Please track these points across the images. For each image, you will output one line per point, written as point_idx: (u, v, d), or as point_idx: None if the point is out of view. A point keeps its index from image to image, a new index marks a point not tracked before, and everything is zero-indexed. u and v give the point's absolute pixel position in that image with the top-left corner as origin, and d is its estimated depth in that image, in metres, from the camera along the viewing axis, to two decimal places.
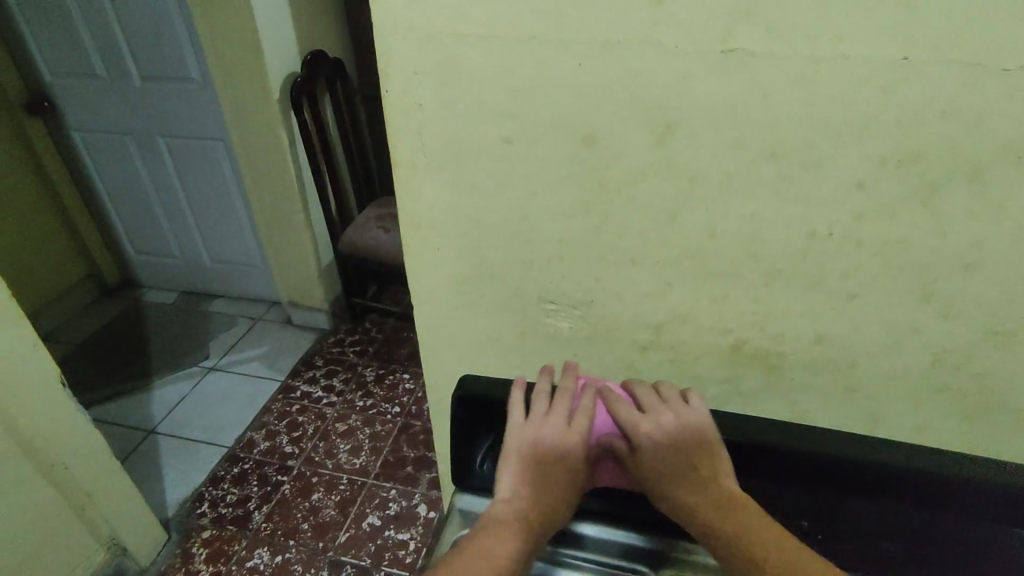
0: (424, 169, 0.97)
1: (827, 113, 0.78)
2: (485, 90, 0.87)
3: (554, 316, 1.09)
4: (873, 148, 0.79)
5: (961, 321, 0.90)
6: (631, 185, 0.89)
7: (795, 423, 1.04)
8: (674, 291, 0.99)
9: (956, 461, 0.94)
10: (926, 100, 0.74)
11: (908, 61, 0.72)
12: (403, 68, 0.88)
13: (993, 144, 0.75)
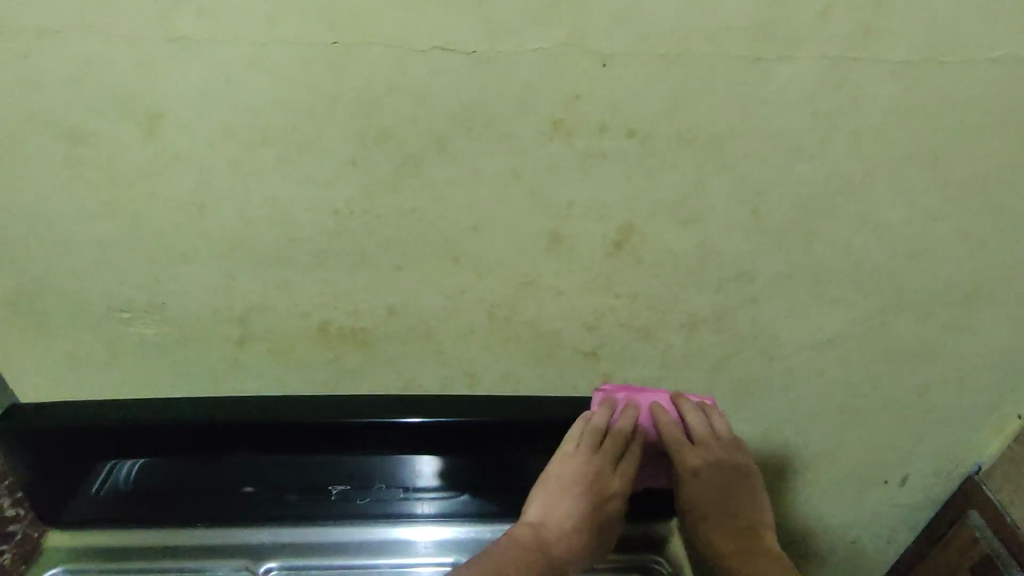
0: (58, 124, 0.44)
1: (707, 192, 0.50)
2: (222, 114, 0.44)
3: (229, 343, 0.57)
4: (743, 269, 0.55)
5: (769, 425, 0.68)
6: (426, 256, 0.52)
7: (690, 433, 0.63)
8: (497, 357, 0.60)
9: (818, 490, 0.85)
10: (732, 228, 0.52)
11: (735, 165, 0.48)
12: (46, 60, 0.42)
13: (830, 265, 0.55)
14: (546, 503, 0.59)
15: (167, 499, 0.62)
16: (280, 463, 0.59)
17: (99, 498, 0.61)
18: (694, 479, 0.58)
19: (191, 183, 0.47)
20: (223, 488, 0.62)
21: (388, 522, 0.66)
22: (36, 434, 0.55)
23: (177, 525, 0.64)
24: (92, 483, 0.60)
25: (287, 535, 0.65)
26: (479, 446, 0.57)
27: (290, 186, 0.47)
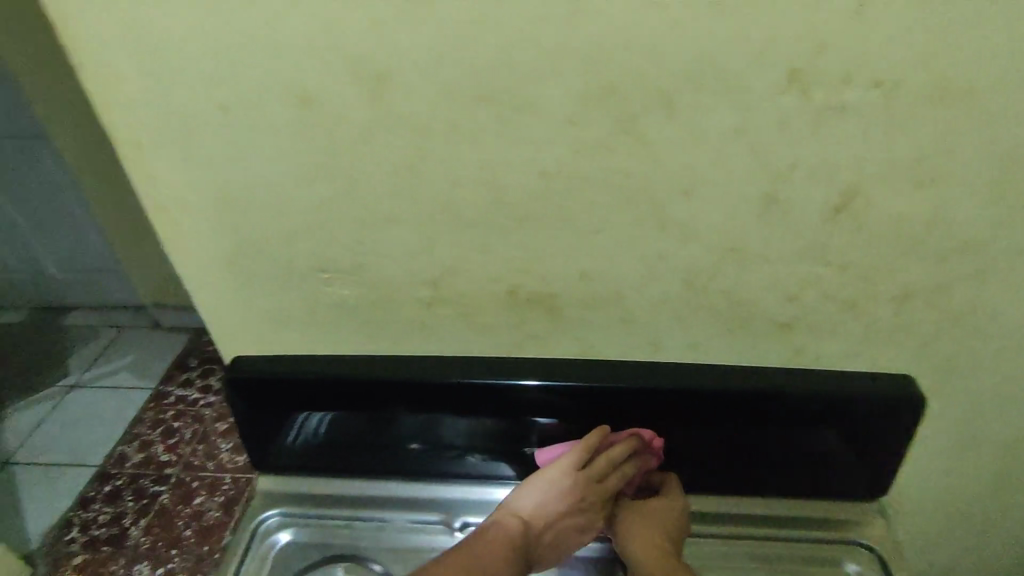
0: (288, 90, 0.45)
1: (950, 150, 0.45)
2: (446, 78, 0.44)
3: (420, 307, 0.58)
4: (977, 237, 0.50)
5: (970, 409, 0.63)
6: (630, 220, 0.50)
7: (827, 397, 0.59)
8: (684, 325, 0.58)
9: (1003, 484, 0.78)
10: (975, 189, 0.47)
11: (990, 119, 0.44)
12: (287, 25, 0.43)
13: None
14: (507, 516, 0.61)
15: (355, 453, 0.66)
16: (461, 422, 0.61)
17: (298, 449, 0.66)
18: (665, 515, 0.63)
19: (406, 148, 0.47)
20: (405, 443, 0.64)
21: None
22: (252, 383, 0.60)
23: (366, 478, 0.68)
24: (289, 433, 0.64)
25: (471, 493, 0.67)
26: (618, 404, 0.59)
27: (506, 149, 0.47)
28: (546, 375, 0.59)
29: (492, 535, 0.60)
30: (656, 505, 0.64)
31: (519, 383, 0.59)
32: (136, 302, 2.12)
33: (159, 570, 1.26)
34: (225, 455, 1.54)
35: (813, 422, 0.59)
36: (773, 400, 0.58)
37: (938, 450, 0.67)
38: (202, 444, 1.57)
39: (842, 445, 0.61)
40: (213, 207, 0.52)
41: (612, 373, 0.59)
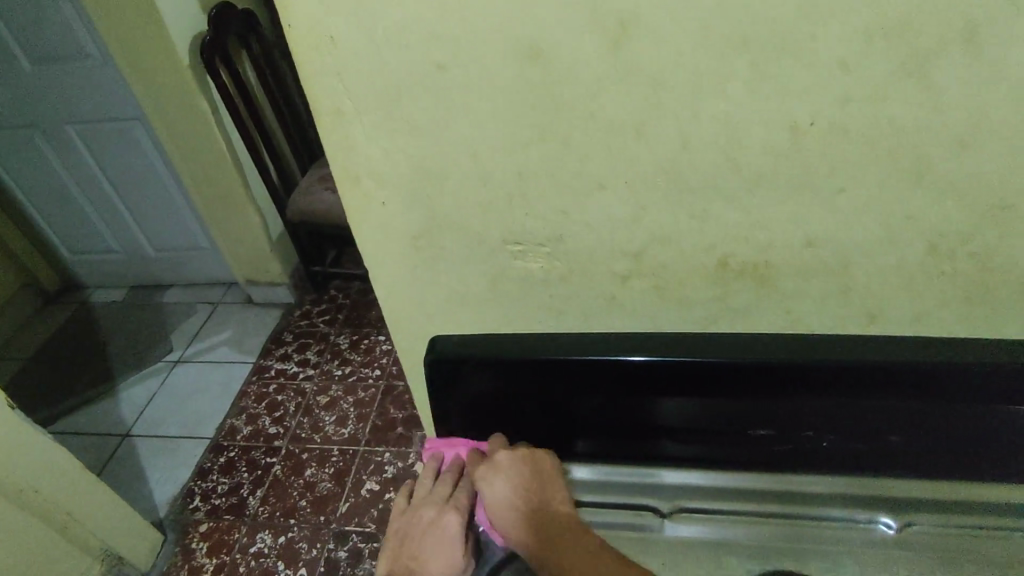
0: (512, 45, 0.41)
1: None
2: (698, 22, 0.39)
3: (614, 280, 0.54)
4: None
5: None
6: (880, 177, 0.44)
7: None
8: (914, 295, 0.51)
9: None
10: None
11: None
12: None
13: None
14: (432, 535, 0.62)
15: (532, 433, 0.63)
16: (652, 403, 0.57)
17: (477, 429, 0.64)
18: (526, 487, 0.59)
19: (639, 105, 0.43)
20: (586, 426, 0.61)
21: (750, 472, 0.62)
22: (438, 364, 0.58)
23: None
24: (467, 415, 0.63)
25: (656, 478, 0.64)
26: (833, 387, 0.53)
27: (752, 100, 0.41)
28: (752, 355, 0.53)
29: None
30: (507, 481, 0.58)
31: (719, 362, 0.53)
32: (226, 280, 2.17)
33: (280, 539, 1.34)
34: (330, 427, 1.57)
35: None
36: (1003, 378, 0.51)
37: None
38: (307, 417, 1.62)
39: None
40: (409, 178, 0.50)
41: (827, 349, 0.53)
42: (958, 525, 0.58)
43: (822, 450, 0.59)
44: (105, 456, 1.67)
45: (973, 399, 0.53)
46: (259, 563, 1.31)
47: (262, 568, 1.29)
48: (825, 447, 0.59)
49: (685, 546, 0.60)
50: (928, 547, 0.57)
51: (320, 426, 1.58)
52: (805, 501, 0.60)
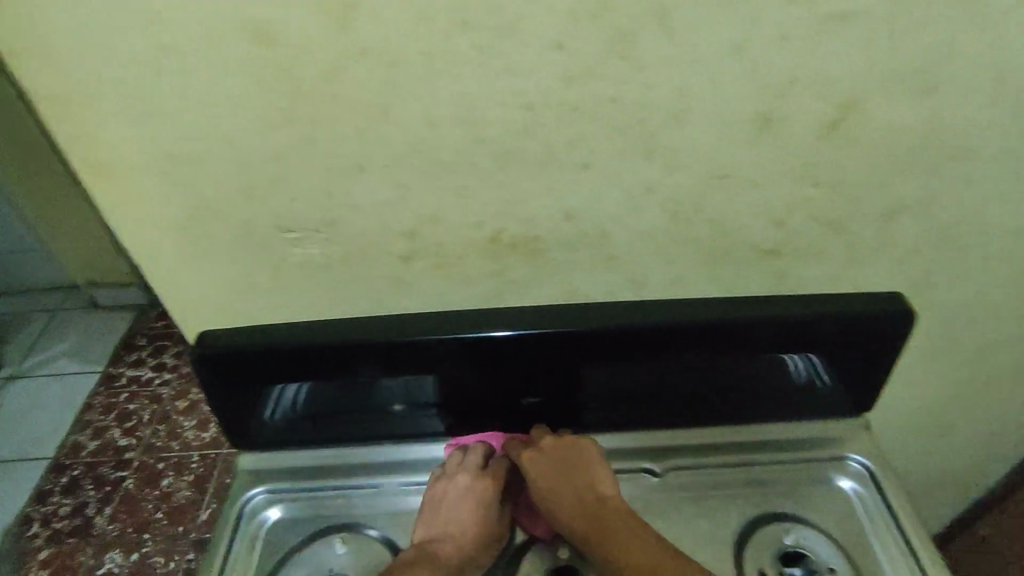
0: (237, 25, 0.40)
1: (948, 63, 0.43)
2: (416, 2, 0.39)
3: (398, 259, 0.55)
4: (967, 152, 0.48)
5: (940, 317, 0.65)
6: (615, 152, 0.47)
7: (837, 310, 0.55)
8: (669, 257, 0.56)
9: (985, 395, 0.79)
10: (965, 106, 0.45)
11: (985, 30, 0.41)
12: None
13: None
14: (455, 509, 0.56)
15: (336, 416, 0.59)
16: (447, 381, 0.56)
17: (277, 416, 0.59)
18: (565, 481, 0.56)
19: (378, 86, 0.43)
20: (389, 406, 0.59)
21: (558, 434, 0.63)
22: (207, 362, 0.53)
23: (352, 447, 0.61)
24: (263, 408, 0.58)
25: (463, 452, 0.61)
26: (630, 353, 0.54)
27: (485, 80, 0.43)
28: (555, 326, 0.53)
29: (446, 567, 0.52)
30: (542, 470, 0.57)
31: (524, 335, 0.53)
32: (69, 282, 1.97)
33: (133, 556, 1.21)
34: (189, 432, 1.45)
35: (810, 345, 0.56)
36: (778, 335, 0.55)
37: (911, 356, 0.71)
38: (161, 425, 1.47)
39: (836, 365, 0.58)
40: (158, 165, 0.47)
41: (603, 316, 0.54)
42: (731, 463, 0.63)
43: (620, 405, 0.61)
44: None
45: (736, 353, 0.56)
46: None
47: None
48: (620, 401, 0.60)
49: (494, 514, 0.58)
50: (706, 484, 0.61)
51: (176, 433, 1.44)
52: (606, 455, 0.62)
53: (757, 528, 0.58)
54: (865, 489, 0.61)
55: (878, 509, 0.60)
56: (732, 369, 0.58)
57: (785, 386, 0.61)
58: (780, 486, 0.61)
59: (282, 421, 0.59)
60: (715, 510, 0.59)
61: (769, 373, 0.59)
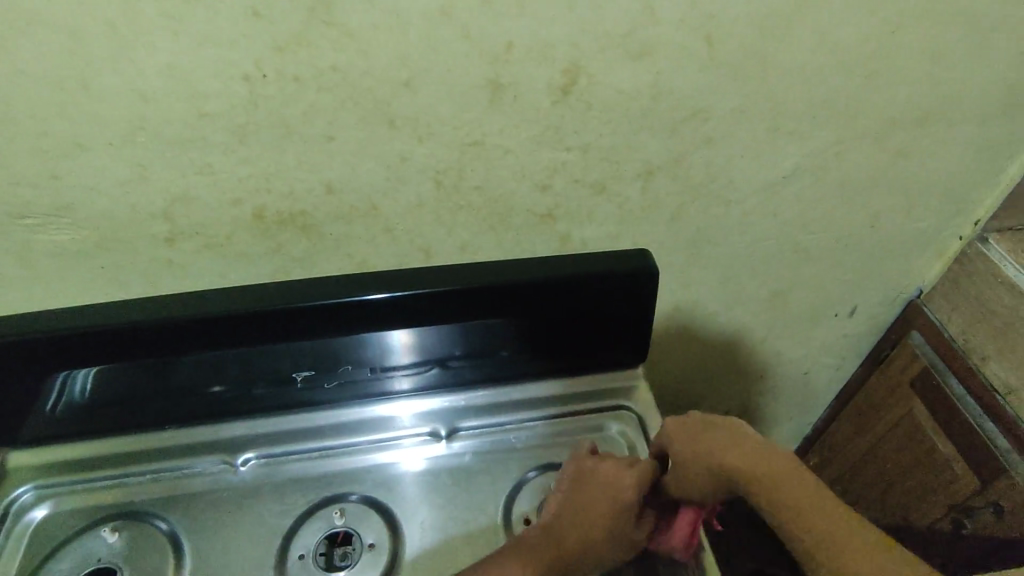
0: None
1: (651, 25, 0.46)
2: None
3: (161, 242, 0.53)
4: (696, 110, 0.52)
5: (727, 269, 0.69)
6: (356, 120, 0.48)
7: (647, 270, 0.52)
8: (448, 227, 0.57)
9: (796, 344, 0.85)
10: (679, 64, 0.49)
11: None
12: None
13: (782, 103, 0.54)
14: (601, 490, 0.50)
15: (135, 400, 0.54)
16: (251, 355, 0.51)
17: (64, 407, 0.52)
18: (708, 445, 0.50)
19: (73, 59, 0.41)
20: (204, 388, 0.54)
21: (389, 400, 0.59)
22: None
23: (158, 432, 0.56)
24: (45, 399, 0.51)
25: (282, 426, 0.58)
26: (438, 316, 0.50)
27: (195, 48, 0.42)
28: (362, 293, 0.48)
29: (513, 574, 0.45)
30: (689, 446, 0.51)
31: (327, 304, 0.48)
32: None
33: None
34: None
35: (585, 304, 0.53)
36: (594, 293, 0.52)
37: (713, 309, 0.75)
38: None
39: (616, 319, 0.55)
40: None
41: (371, 284, 0.49)
42: (514, 419, 0.59)
43: (424, 369, 0.57)
44: None
45: (512, 314, 0.52)
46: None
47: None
48: (435, 366, 0.57)
49: (298, 483, 0.55)
50: (528, 448, 0.57)
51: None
52: (418, 418, 0.59)
53: (519, 491, 0.54)
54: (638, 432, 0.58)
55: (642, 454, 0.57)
56: (553, 327, 0.55)
57: (616, 348, 0.58)
58: (557, 439, 0.58)
59: (70, 412, 0.53)
60: (491, 467, 0.56)
61: (598, 331, 0.56)
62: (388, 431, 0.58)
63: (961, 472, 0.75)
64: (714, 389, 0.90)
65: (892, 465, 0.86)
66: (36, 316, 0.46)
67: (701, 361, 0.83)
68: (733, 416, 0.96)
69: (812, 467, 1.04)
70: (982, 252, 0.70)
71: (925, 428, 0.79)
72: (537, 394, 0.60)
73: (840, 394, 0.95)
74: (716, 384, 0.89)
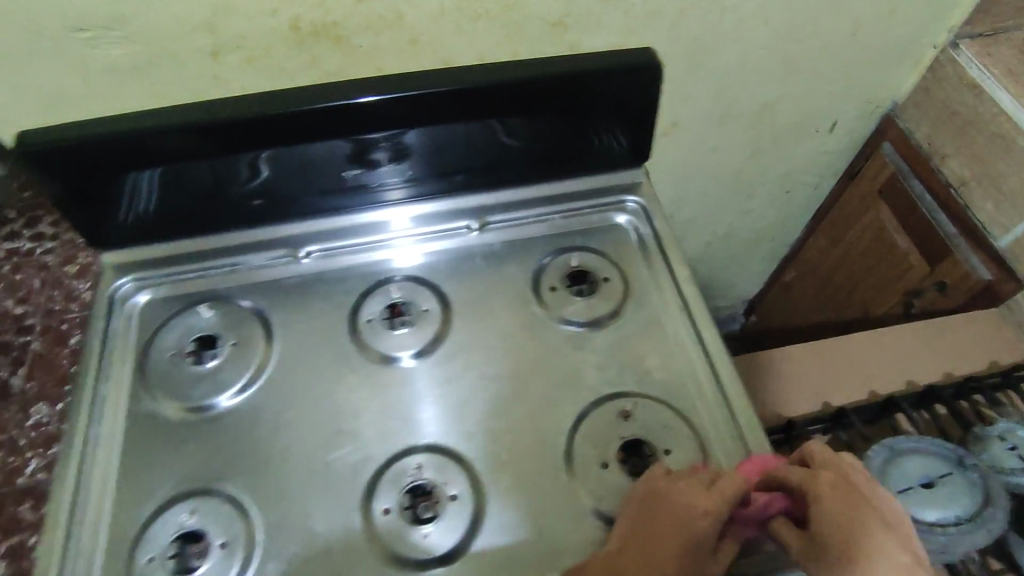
0: None
1: None
2: None
3: (210, 56, 0.58)
4: None
5: (721, 81, 0.75)
6: None
7: (633, 64, 0.58)
8: (469, 36, 0.62)
9: (781, 163, 0.93)
10: None
11: None
12: None
13: None
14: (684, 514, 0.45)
15: (188, 211, 0.62)
16: (289, 156, 0.58)
17: (132, 217, 0.61)
18: (867, 530, 0.42)
19: None
20: (244, 199, 0.62)
21: (381, 206, 0.66)
22: (28, 160, 0.53)
23: (210, 240, 0.64)
24: (117, 209, 0.59)
25: (319, 224, 0.65)
26: (460, 116, 0.58)
27: None
28: (389, 94, 0.55)
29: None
30: (839, 512, 0.43)
31: (357, 104, 0.54)
32: None
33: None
34: None
35: (592, 100, 0.60)
36: (585, 88, 0.58)
37: (707, 124, 0.82)
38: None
39: (617, 118, 0.63)
40: None
41: (400, 85, 0.55)
42: (534, 213, 0.67)
43: (456, 172, 0.65)
44: None
45: (528, 112, 0.59)
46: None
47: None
48: (458, 169, 0.64)
49: (354, 268, 0.64)
50: (541, 235, 0.66)
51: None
52: (447, 218, 0.66)
53: (541, 271, 0.63)
54: (637, 219, 0.67)
55: (643, 235, 0.66)
56: (553, 126, 0.62)
57: (607, 145, 0.66)
58: (572, 229, 0.67)
59: (139, 222, 0.62)
60: (521, 253, 0.65)
61: (591, 128, 0.63)
62: (399, 232, 0.65)
63: (915, 263, 0.89)
64: (706, 208, 0.98)
65: (861, 269, 1.00)
66: (98, 125, 0.53)
67: (698, 180, 0.91)
68: (723, 235, 1.06)
69: (789, 280, 1.17)
70: (953, 57, 0.77)
71: (890, 231, 0.91)
72: (538, 192, 0.68)
73: (814, 212, 1.04)
74: (708, 203, 0.97)
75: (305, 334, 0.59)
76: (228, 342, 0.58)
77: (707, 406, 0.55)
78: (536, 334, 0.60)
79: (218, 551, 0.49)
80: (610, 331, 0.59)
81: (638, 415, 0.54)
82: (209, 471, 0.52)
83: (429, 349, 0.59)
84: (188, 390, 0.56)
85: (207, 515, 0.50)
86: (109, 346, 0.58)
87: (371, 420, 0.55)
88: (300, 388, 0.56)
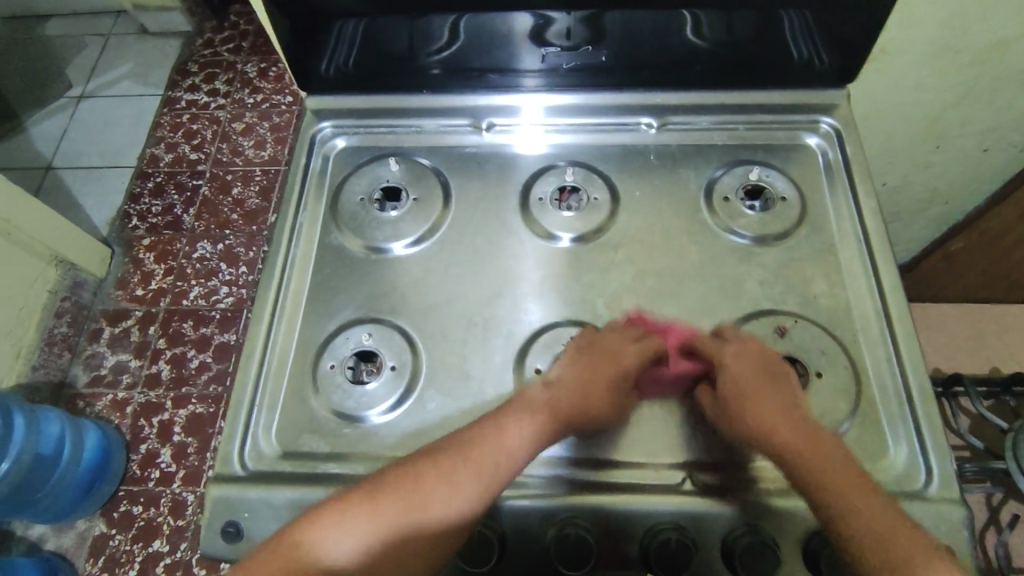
0: None
1: None
2: None
3: None
4: None
5: (955, 7, 0.67)
6: None
7: None
8: None
9: (992, 115, 0.83)
10: None
11: None
12: None
13: None
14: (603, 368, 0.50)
15: (384, 69, 0.65)
16: (491, 26, 0.59)
17: (335, 67, 0.65)
18: (765, 398, 0.47)
19: None
20: (429, 67, 0.65)
21: (536, 91, 0.66)
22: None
23: (398, 99, 0.68)
24: (325, 57, 0.63)
25: (496, 101, 0.67)
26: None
27: None
28: None
29: (489, 421, 0.47)
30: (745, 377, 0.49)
31: None
32: (110, 7, 1.86)
33: (219, 246, 1.34)
34: (249, 152, 1.44)
35: (819, 5, 0.55)
36: None
37: (921, 56, 0.74)
38: (225, 143, 1.47)
39: (838, 31, 0.58)
40: None
41: None
42: (715, 120, 0.65)
43: (645, 66, 0.63)
44: (32, 190, 1.60)
45: (746, 8, 0.56)
46: (189, 304, 1.29)
47: (195, 315, 1.27)
48: (648, 64, 0.63)
49: (529, 148, 0.66)
50: (717, 144, 0.65)
51: (239, 151, 1.45)
52: (626, 112, 0.66)
53: (715, 181, 0.62)
54: (826, 143, 0.64)
55: (831, 159, 0.63)
56: (763, 29, 0.58)
57: (811, 59, 0.61)
58: (754, 142, 0.65)
59: (341, 72, 0.66)
60: (694, 160, 0.64)
61: (803, 37, 0.59)
62: (575, 117, 0.66)
63: None
64: (886, 154, 0.90)
65: None
66: None
67: (888, 119, 0.84)
68: (896, 188, 0.98)
69: (955, 250, 1.05)
70: None
71: None
72: (723, 99, 0.65)
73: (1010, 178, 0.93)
74: (892, 148, 0.89)
75: (478, 202, 0.63)
76: (411, 197, 0.63)
77: (869, 340, 0.54)
78: (698, 241, 0.59)
79: (388, 372, 0.55)
80: (777, 250, 0.58)
81: (794, 334, 0.54)
82: (382, 304, 0.58)
83: (589, 237, 0.60)
84: (372, 231, 0.61)
85: (381, 340, 0.56)
86: (309, 181, 0.64)
87: (527, 289, 0.58)
88: (467, 248, 0.61)
